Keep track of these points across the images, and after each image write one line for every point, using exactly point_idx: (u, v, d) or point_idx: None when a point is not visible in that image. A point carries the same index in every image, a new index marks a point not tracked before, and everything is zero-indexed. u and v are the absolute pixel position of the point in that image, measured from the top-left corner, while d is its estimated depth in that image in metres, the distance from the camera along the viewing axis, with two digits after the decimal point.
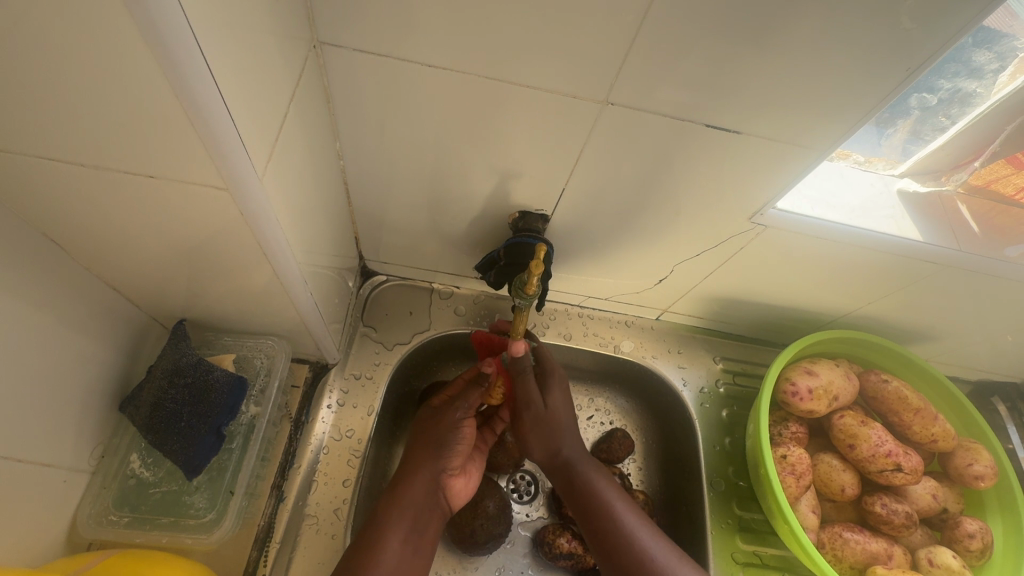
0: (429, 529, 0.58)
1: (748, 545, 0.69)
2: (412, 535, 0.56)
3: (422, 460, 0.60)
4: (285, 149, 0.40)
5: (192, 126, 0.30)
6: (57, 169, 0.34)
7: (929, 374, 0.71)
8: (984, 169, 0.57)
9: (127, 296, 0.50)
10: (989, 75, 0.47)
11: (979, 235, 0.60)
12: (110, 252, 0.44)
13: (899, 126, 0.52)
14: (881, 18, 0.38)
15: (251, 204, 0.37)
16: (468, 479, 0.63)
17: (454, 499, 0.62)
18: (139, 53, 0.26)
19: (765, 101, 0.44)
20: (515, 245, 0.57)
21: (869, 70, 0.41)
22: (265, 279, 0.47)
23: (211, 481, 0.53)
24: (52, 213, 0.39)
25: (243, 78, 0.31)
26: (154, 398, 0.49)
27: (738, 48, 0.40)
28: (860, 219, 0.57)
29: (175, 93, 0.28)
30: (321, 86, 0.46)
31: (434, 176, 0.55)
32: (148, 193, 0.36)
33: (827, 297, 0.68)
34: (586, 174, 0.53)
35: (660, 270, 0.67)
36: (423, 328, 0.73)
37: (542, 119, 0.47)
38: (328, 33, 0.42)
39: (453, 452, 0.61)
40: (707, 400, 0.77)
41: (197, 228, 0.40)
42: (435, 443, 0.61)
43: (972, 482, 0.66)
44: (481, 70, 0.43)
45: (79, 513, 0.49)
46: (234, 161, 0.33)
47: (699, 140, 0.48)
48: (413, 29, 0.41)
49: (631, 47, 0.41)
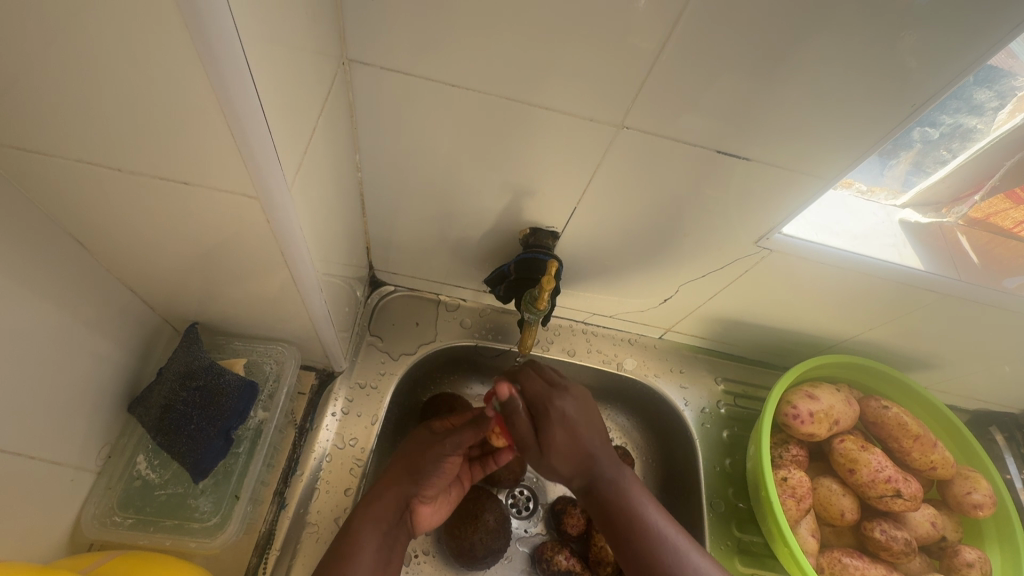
0: (394, 555, 0.57)
1: (747, 567, 0.69)
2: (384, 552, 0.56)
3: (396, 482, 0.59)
4: (311, 161, 0.41)
5: (231, 136, 0.31)
6: (93, 170, 0.36)
7: (928, 402, 0.72)
8: (984, 203, 0.58)
9: (143, 297, 0.51)
10: (988, 112, 0.49)
11: (980, 267, 0.61)
12: (132, 253, 0.45)
13: (903, 157, 0.53)
14: (890, 57, 0.39)
15: (278, 212, 0.38)
16: (437, 512, 0.62)
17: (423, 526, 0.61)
18: (189, 63, 0.28)
19: (773, 130, 0.46)
20: (525, 260, 0.58)
21: (874, 104, 0.43)
22: (280, 285, 0.47)
23: (216, 485, 0.54)
24: (81, 213, 0.40)
25: (279, 93, 0.33)
26: (165, 400, 0.50)
27: (750, 80, 0.42)
28: (862, 246, 0.59)
29: (219, 102, 0.29)
30: (346, 100, 0.47)
31: (449, 191, 0.56)
32: (175, 197, 0.38)
33: (828, 322, 0.70)
34: (598, 194, 0.54)
35: (666, 290, 0.68)
36: (429, 339, 0.73)
37: (558, 140, 0.49)
38: (357, 52, 0.43)
39: (430, 479, 0.60)
40: (708, 420, 0.77)
41: (219, 233, 0.41)
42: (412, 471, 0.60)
43: (970, 510, 0.66)
44: (500, 91, 0.45)
45: (83, 513, 0.50)
46: (267, 171, 0.34)
47: (709, 165, 0.50)
48: (438, 50, 0.42)
49: (649, 74, 0.42)
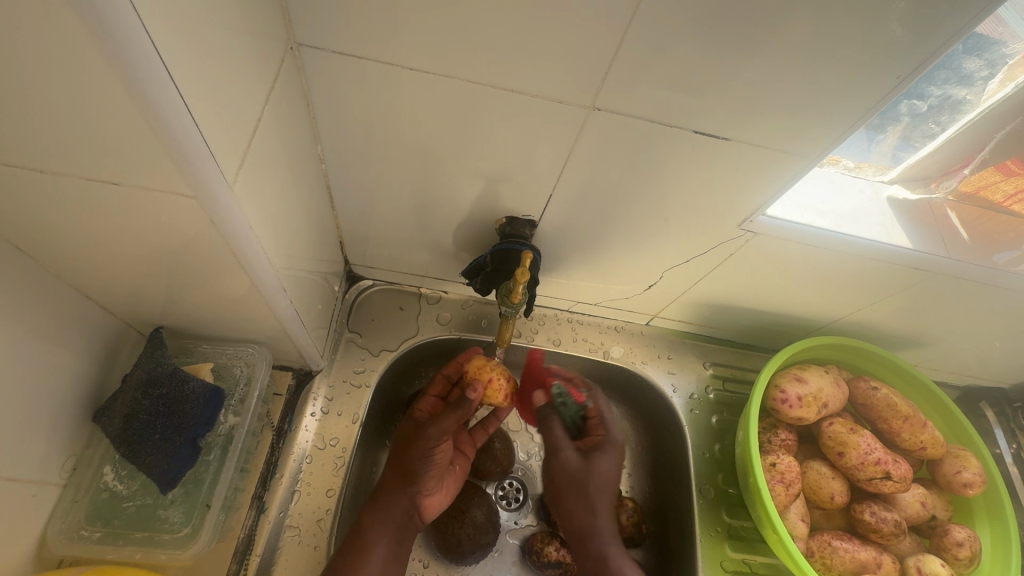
0: (410, 536, 0.60)
1: (737, 553, 0.69)
2: (394, 547, 0.58)
3: (396, 489, 0.59)
4: (259, 155, 0.38)
5: (153, 132, 0.29)
6: (18, 174, 0.33)
7: (918, 381, 0.71)
8: (974, 177, 0.56)
9: (100, 304, 0.49)
10: (978, 82, 0.47)
11: (969, 242, 0.59)
12: (80, 260, 0.42)
13: (889, 132, 0.51)
14: (873, 25, 0.37)
15: (222, 212, 0.35)
16: (445, 496, 0.62)
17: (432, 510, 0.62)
18: (93, 56, 0.25)
19: (750, 108, 0.43)
20: (501, 251, 0.56)
21: (856, 79, 0.41)
22: (242, 287, 0.45)
23: (187, 494, 0.52)
24: (17, 221, 0.37)
25: (208, 84, 0.30)
26: (129, 408, 0.48)
27: (722, 56, 0.40)
28: (849, 225, 0.57)
29: (131, 93, 0.27)
30: (299, 88, 0.44)
31: (419, 181, 0.54)
32: (115, 200, 0.35)
33: (817, 304, 0.68)
34: (574, 180, 0.52)
35: (650, 276, 0.66)
36: (410, 333, 0.72)
37: (527, 126, 0.47)
38: (307, 36, 0.41)
39: (428, 477, 0.59)
40: (697, 406, 0.76)
41: (169, 236, 0.38)
42: (405, 472, 0.59)
43: (961, 489, 0.66)
44: (464, 74, 0.42)
45: (49, 528, 0.48)
46: (199, 168, 0.32)
47: (686, 146, 0.47)
48: (394, 32, 0.40)
49: (615, 54, 0.40)
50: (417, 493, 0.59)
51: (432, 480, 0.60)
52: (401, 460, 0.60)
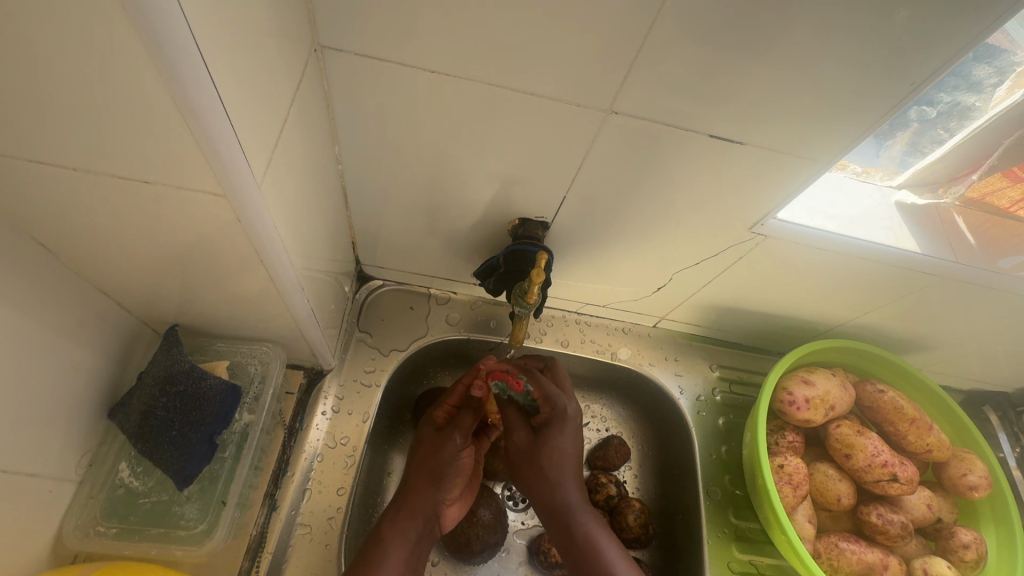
0: (426, 552, 0.58)
1: (744, 554, 0.69)
2: (411, 561, 0.56)
3: (422, 491, 0.59)
4: (283, 155, 0.39)
5: (191, 132, 0.29)
6: (49, 172, 0.33)
7: (924, 385, 0.72)
8: (981, 182, 0.57)
9: (118, 301, 0.49)
10: (987, 89, 0.47)
11: (975, 247, 0.60)
12: (102, 257, 0.43)
13: (898, 137, 0.52)
14: (888, 32, 0.38)
15: (249, 211, 0.36)
16: (462, 507, 0.64)
17: (448, 523, 0.62)
18: (137, 56, 0.26)
19: (765, 113, 0.44)
20: (514, 252, 0.57)
21: (870, 85, 0.41)
22: (260, 286, 0.46)
23: (203, 490, 0.53)
24: (42, 218, 0.38)
25: (241, 85, 0.31)
26: (145, 405, 0.48)
27: (739, 62, 0.40)
28: (858, 229, 0.58)
29: (169, 90, 0.27)
30: (320, 89, 0.45)
31: (434, 183, 0.55)
32: (141, 198, 0.35)
33: (824, 307, 0.69)
34: (587, 183, 0.53)
35: (659, 279, 0.67)
36: (420, 334, 0.72)
37: (543, 128, 0.47)
38: (330, 38, 0.41)
39: (452, 482, 0.60)
40: (703, 408, 0.77)
41: (192, 234, 0.39)
42: (433, 475, 0.59)
43: (966, 491, 0.66)
44: (484, 77, 0.43)
45: (65, 524, 0.48)
46: (231, 167, 0.32)
47: (700, 150, 0.48)
48: (416, 36, 0.40)
49: (634, 59, 0.40)
50: (441, 498, 0.59)
51: (454, 487, 0.61)
52: (427, 464, 0.60)
